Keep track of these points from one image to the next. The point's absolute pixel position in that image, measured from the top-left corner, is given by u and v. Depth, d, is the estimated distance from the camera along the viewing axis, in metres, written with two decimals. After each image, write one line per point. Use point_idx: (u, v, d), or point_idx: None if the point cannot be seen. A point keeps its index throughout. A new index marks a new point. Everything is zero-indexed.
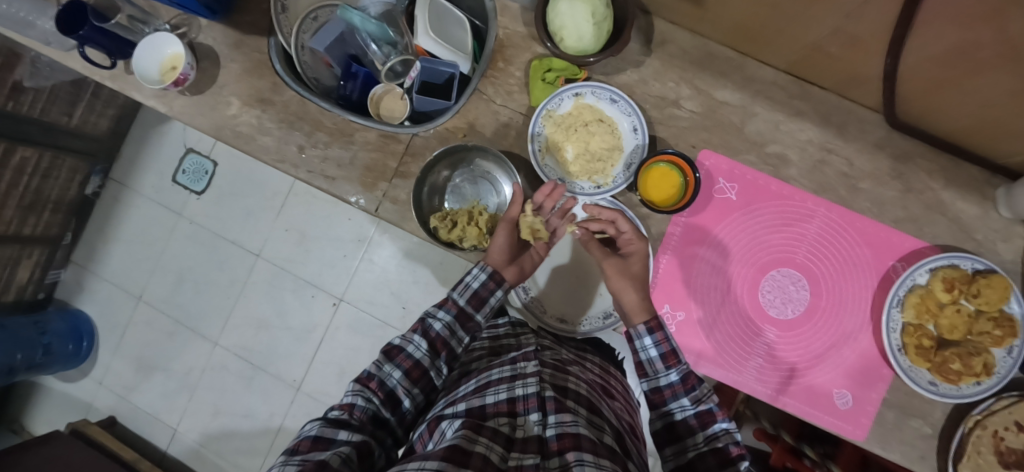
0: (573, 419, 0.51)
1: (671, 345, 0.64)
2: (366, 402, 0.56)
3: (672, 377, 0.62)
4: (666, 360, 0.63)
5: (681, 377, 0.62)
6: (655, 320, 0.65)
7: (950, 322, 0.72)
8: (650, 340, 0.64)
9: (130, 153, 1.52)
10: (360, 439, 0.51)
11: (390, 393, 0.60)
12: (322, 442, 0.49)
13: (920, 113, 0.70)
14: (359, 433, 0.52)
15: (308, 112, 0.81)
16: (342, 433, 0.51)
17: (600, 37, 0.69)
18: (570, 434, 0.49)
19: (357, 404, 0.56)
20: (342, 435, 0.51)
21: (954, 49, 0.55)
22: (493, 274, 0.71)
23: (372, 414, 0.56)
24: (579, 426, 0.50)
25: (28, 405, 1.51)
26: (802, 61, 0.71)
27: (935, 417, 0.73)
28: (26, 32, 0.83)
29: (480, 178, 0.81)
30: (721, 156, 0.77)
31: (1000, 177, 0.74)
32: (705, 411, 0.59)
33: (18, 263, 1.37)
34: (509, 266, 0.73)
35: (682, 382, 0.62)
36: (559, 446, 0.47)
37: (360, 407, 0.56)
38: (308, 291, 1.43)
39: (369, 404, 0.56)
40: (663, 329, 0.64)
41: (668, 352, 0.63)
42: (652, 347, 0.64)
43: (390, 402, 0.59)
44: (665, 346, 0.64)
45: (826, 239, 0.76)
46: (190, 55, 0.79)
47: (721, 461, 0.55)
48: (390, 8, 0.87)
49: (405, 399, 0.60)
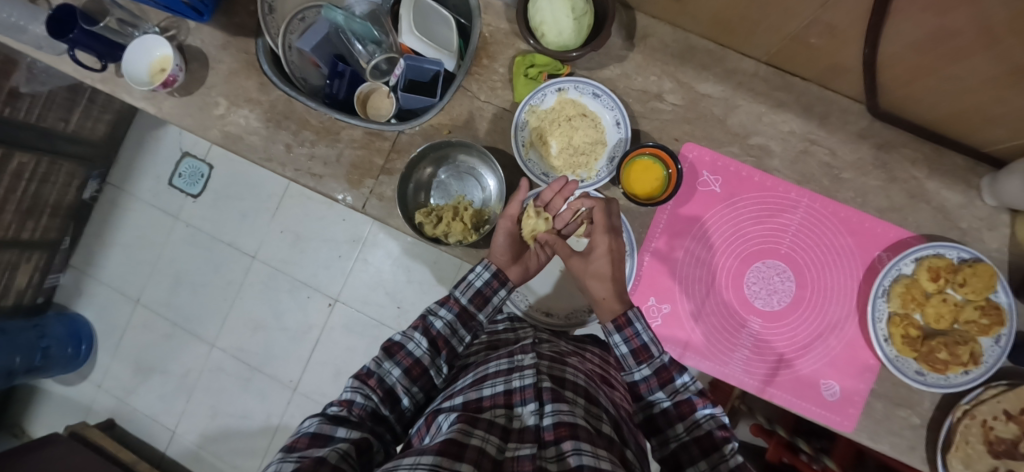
0: (570, 408, 0.50)
1: (641, 340, 0.62)
2: (364, 399, 0.56)
3: (646, 372, 0.61)
4: (638, 357, 0.62)
5: (654, 373, 0.61)
6: (623, 317, 0.63)
7: (935, 311, 0.71)
8: (619, 337, 0.63)
9: (128, 157, 1.53)
10: (359, 436, 0.51)
11: (389, 391, 0.60)
12: (320, 439, 0.50)
13: (901, 102, 0.70)
14: (357, 430, 0.52)
15: (294, 111, 0.82)
16: (340, 430, 0.51)
17: (581, 32, 0.70)
18: (567, 423, 0.48)
19: (355, 402, 0.56)
20: (339, 434, 0.51)
21: (929, 36, 0.56)
22: (497, 273, 0.71)
23: (371, 412, 0.56)
24: (576, 415, 0.50)
25: (28, 409, 1.52)
26: (782, 53, 0.71)
27: (923, 407, 0.73)
28: (18, 37, 0.85)
29: (466, 174, 0.82)
30: (704, 148, 0.78)
31: (984, 166, 0.74)
32: (684, 401, 0.59)
33: (17, 267, 1.38)
34: (513, 265, 0.73)
35: (655, 375, 0.61)
36: (555, 435, 0.47)
37: (359, 405, 0.56)
38: (304, 292, 1.44)
39: (368, 403, 0.57)
40: (631, 325, 0.62)
41: (639, 348, 0.62)
42: (623, 344, 0.63)
43: (389, 400, 0.59)
44: (634, 342, 0.62)
45: (810, 230, 0.77)
46: (178, 57, 0.80)
47: (703, 448, 0.54)
48: (375, 8, 0.89)
49: (404, 397, 0.60)
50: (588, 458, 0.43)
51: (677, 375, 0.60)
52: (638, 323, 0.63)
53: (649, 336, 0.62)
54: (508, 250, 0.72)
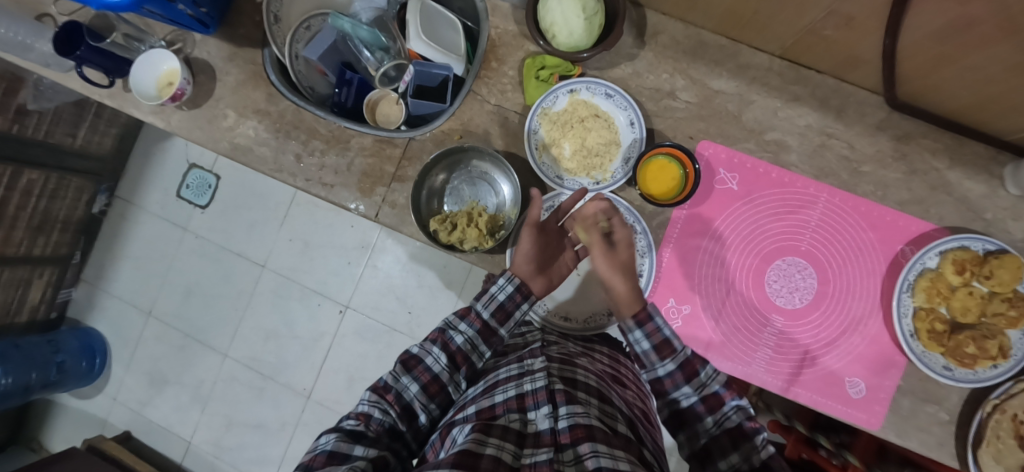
0: (585, 410, 0.50)
1: (663, 335, 0.61)
2: (381, 415, 0.56)
3: (670, 366, 0.60)
4: (661, 352, 0.60)
5: (679, 366, 0.59)
6: (643, 312, 0.62)
7: (961, 304, 0.70)
8: (640, 333, 0.62)
9: (135, 170, 1.54)
10: (376, 454, 0.51)
11: (406, 406, 0.59)
12: (337, 457, 0.49)
13: (919, 92, 0.69)
14: (374, 447, 0.52)
15: (303, 120, 0.82)
16: (357, 448, 0.51)
17: (592, 31, 0.68)
18: (582, 425, 0.47)
19: (373, 416, 0.56)
20: (356, 452, 0.50)
21: (951, 25, 0.54)
22: (519, 286, 0.69)
23: (387, 427, 0.55)
24: (591, 417, 0.49)
25: (44, 424, 1.53)
26: (796, 46, 0.70)
27: (951, 402, 0.72)
28: (25, 56, 0.85)
29: (478, 179, 0.81)
30: (719, 145, 0.76)
31: (1007, 154, 0.73)
32: (710, 394, 0.58)
33: (30, 283, 1.39)
34: (535, 276, 0.71)
35: (680, 370, 0.59)
36: (571, 437, 0.47)
37: (376, 421, 0.55)
38: (315, 299, 1.44)
39: (385, 418, 0.56)
40: (652, 320, 0.62)
41: (661, 343, 0.61)
42: (644, 340, 0.62)
43: (406, 416, 0.58)
44: (656, 337, 0.61)
45: (830, 226, 0.75)
46: (185, 70, 0.80)
47: (734, 438, 0.54)
48: (381, 14, 0.90)
49: (421, 413, 0.60)
50: (606, 460, 0.43)
51: (703, 368, 0.59)
52: (660, 317, 0.62)
53: (671, 331, 0.61)
54: (531, 259, 0.70)
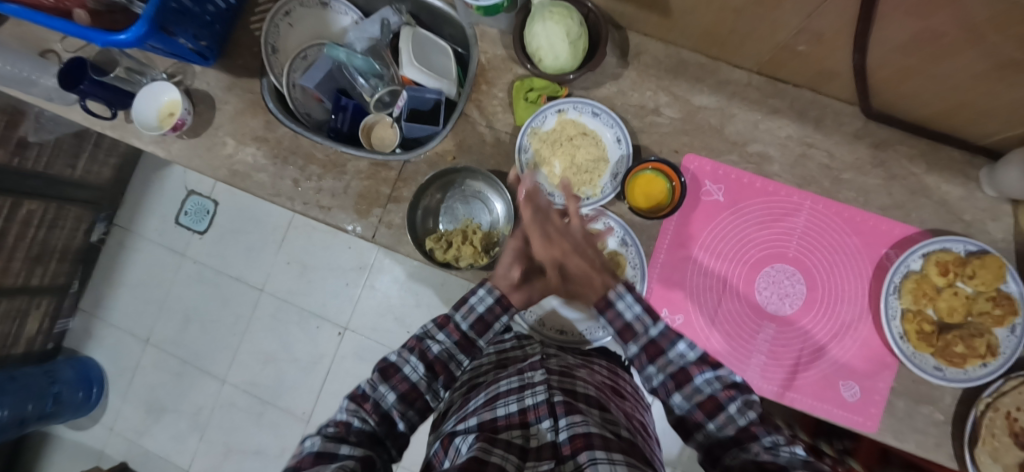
0: (584, 419, 0.51)
1: (624, 322, 0.65)
2: (360, 423, 0.57)
3: (635, 349, 0.64)
4: (623, 337, 0.65)
5: (642, 348, 0.64)
6: (602, 300, 0.67)
7: (947, 304, 0.71)
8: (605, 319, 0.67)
9: (134, 198, 1.56)
10: (362, 453, 0.52)
11: (385, 415, 0.59)
12: (324, 457, 0.51)
13: (893, 102, 0.72)
14: (360, 447, 0.53)
15: (299, 146, 0.84)
16: (343, 447, 0.52)
17: (576, 54, 0.71)
18: (581, 434, 0.48)
19: (352, 424, 0.57)
20: (343, 450, 0.52)
21: (915, 39, 0.56)
22: (500, 298, 0.69)
23: (368, 434, 0.56)
24: (591, 425, 0.50)
25: (39, 456, 1.51)
26: (772, 61, 0.74)
27: (945, 402, 0.73)
28: (30, 90, 0.87)
29: (472, 197, 0.83)
30: (704, 159, 0.79)
31: (982, 158, 0.75)
32: (677, 371, 0.61)
33: (27, 314, 1.39)
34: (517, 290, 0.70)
35: (643, 351, 0.63)
36: (572, 448, 0.47)
37: (355, 428, 0.56)
38: (313, 323, 1.44)
39: (365, 425, 0.57)
40: (613, 306, 0.66)
41: (622, 329, 0.65)
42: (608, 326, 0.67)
43: (384, 422, 0.59)
44: (618, 323, 0.66)
45: (816, 232, 0.77)
46: (185, 100, 0.83)
47: (708, 412, 0.57)
48: (375, 43, 0.91)
49: (400, 421, 0.60)
50: (604, 466, 0.43)
51: (668, 347, 0.62)
52: (620, 302, 0.66)
53: (632, 315, 0.65)
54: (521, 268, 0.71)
